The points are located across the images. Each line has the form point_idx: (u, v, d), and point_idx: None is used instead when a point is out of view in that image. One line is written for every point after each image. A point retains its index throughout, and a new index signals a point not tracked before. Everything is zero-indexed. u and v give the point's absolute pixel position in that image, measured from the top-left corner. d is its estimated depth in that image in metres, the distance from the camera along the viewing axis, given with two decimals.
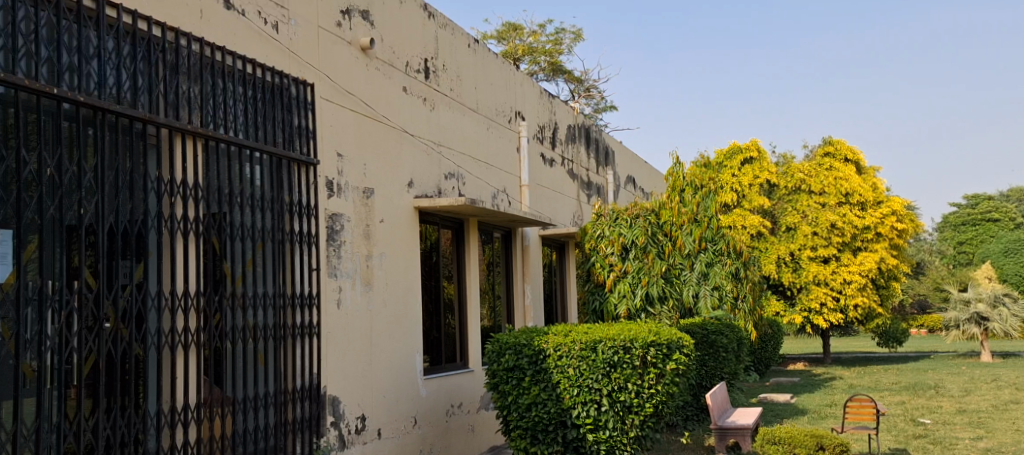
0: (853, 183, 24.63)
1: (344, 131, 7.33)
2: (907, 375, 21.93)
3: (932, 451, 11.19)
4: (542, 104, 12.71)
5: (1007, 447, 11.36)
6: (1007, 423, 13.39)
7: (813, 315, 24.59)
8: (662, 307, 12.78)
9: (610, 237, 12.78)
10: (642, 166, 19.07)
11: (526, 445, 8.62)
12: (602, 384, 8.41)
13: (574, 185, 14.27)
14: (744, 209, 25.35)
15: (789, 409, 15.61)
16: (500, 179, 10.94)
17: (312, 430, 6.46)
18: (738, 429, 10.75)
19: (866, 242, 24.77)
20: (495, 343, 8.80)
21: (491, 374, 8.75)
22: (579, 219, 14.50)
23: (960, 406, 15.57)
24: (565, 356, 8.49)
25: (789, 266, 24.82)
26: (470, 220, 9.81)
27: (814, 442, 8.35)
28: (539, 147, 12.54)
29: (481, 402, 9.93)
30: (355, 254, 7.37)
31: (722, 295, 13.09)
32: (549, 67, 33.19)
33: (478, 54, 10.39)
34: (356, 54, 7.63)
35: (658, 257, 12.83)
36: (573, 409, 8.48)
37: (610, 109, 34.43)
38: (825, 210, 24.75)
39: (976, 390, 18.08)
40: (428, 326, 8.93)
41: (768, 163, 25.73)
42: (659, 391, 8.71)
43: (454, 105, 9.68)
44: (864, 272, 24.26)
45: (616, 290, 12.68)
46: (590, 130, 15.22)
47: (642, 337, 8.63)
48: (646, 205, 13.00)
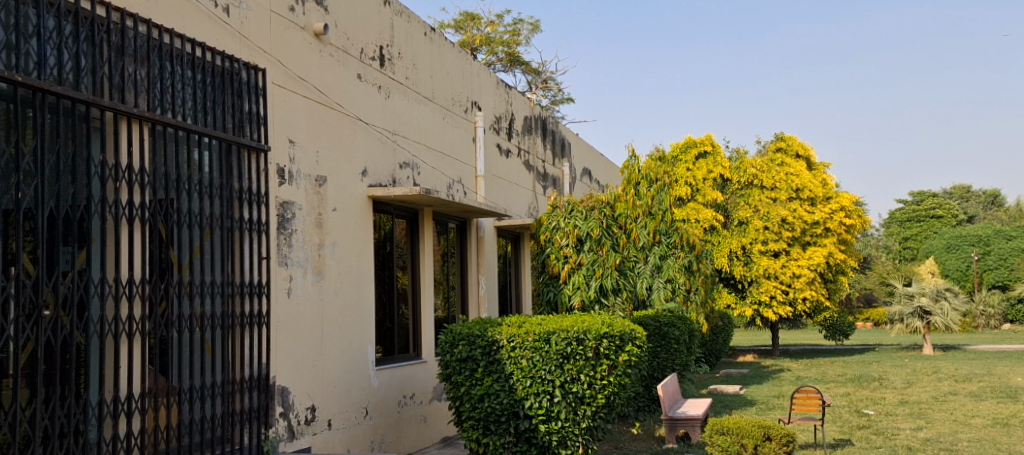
0: (804, 178, 25.19)
1: (297, 117, 7.23)
2: (853, 367, 22.43)
3: (875, 441, 11.45)
4: (499, 94, 12.66)
5: (945, 437, 11.69)
6: (946, 414, 13.77)
7: (762, 308, 24.98)
8: (616, 299, 12.90)
9: (565, 228, 12.78)
10: (598, 158, 19.13)
11: (478, 435, 8.64)
12: (555, 375, 8.45)
13: (529, 176, 14.26)
14: (697, 203, 25.48)
15: (738, 399, 15.88)
16: (456, 169, 10.89)
17: (261, 421, 6.37)
18: (687, 419, 10.89)
19: (815, 236, 25.36)
20: (447, 334, 8.76)
21: (444, 365, 8.74)
22: (535, 211, 14.50)
23: (902, 397, 15.97)
24: (518, 348, 8.50)
25: (740, 260, 25.12)
26: (426, 210, 9.76)
27: (762, 432, 8.49)
28: (495, 138, 12.49)
29: (433, 393, 9.90)
30: (306, 242, 7.28)
31: (674, 287, 13.19)
32: (507, 58, 33.13)
33: (434, 43, 10.32)
34: (309, 39, 7.51)
35: (612, 250, 12.92)
36: (526, 400, 8.49)
37: (567, 101, 34.52)
38: (776, 205, 25.11)
39: (918, 381, 18.58)
40: (381, 315, 8.87)
41: (721, 157, 25.87)
42: (611, 383, 8.75)
43: (410, 93, 9.60)
44: (813, 266, 24.77)
45: (570, 282, 12.73)
46: (547, 121, 15.22)
47: (596, 329, 8.65)
48: (601, 198, 13.12)
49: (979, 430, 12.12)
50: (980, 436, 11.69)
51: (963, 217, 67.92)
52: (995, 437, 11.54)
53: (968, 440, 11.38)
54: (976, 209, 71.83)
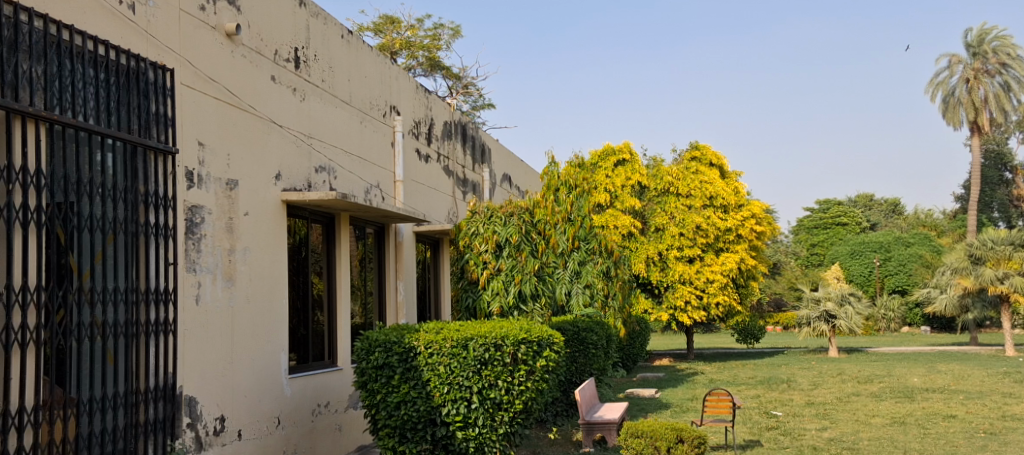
0: (717, 186, 25.74)
1: (207, 119, 7.03)
2: (763, 370, 23.08)
3: (783, 441, 11.78)
4: (418, 99, 12.58)
5: (848, 436, 12.12)
6: (849, 414, 14.27)
7: (678, 313, 25.48)
8: (535, 304, 12.96)
9: (484, 234, 12.81)
10: (518, 164, 19.18)
11: (394, 444, 8.48)
12: (473, 381, 8.46)
13: (449, 181, 14.20)
14: (616, 210, 25.82)
15: (654, 403, 16.14)
16: (374, 174, 10.77)
17: (165, 432, 6.15)
18: (604, 423, 11.02)
19: (728, 243, 25.95)
20: (363, 341, 8.54)
21: (359, 373, 8.49)
22: (454, 216, 14.46)
23: (809, 399, 16.49)
24: (436, 354, 8.44)
25: (657, 266, 25.57)
26: (342, 215, 9.61)
27: (675, 435, 8.65)
28: (414, 143, 12.41)
29: (349, 401, 9.75)
30: (216, 248, 7.08)
31: (593, 293, 13.43)
32: (427, 63, 32.98)
33: (352, 46, 10.19)
34: (220, 39, 7.32)
35: (531, 255, 13.02)
36: (443, 407, 8.46)
37: (488, 106, 34.57)
38: (691, 212, 25.62)
39: (824, 383, 19.23)
40: (295, 323, 8.68)
41: (639, 164, 26.35)
42: (529, 389, 8.81)
43: (326, 97, 9.46)
44: (726, 272, 25.38)
45: (489, 287, 12.74)
46: (467, 126, 15.18)
47: (514, 334, 8.72)
48: (519, 204, 13.28)
49: (878, 429, 12.60)
50: (880, 435, 12.16)
51: (866, 225, 70.63)
52: (893, 436, 12.03)
53: (869, 439, 11.83)
54: (879, 217, 74.85)
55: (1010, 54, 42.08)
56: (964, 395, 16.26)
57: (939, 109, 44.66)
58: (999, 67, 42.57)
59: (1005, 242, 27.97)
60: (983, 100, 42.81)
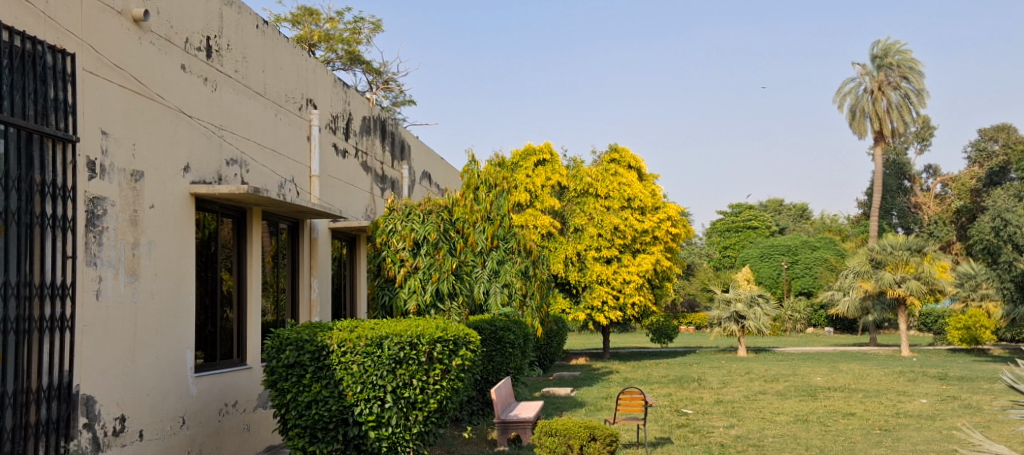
0: (635, 188, 26.14)
1: (110, 108, 6.75)
2: (675, 369, 23.55)
3: (692, 439, 12.02)
4: (335, 93, 12.36)
5: (753, 434, 12.46)
6: (756, 412, 14.69)
7: (595, 312, 25.79)
8: (452, 303, 12.93)
9: (402, 231, 12.66)
10: (437, 162, 19.05)
11: (304, 444, 8.29)
12: (387, 380, 8.36)
13: (367, 177, 14.01)
14: (535, 209, 25.89)
15: (569, 402, 16.23)
16: (288, 168, 10.53)
17: (59, 433, 5.88)
18: (519, 422, 11.07)
19: (644, 244, 26.45)
20: (274, 339, 8.34)
21: (269, 372, 8.29)
22: (371, 213, 14.26)
23: (718, 396, 16.95)
24: (349, 353, 8.30)
25: (575, 266, 25.78)
26: (254, 209, 9.35)
27: (587, 433, 8.73)
28: (331, 137, 12.20)
29: (257, 401, 9.50)
30: (119, 241, 6.80)
31: (510, 292, 13.66)
32: (347, 56, 32.55)
33: (267, 36, 9.93)
34: (126, 25, 7.04)
35: (449, 254, 12.96)
36: (355, 407, 8.35)
37: (408, 103, 34.30)
38: (609, 213, 25.93)
39: (733, 382, 19.77)
40: (202, 320, 8.42)
41: (559, 165, 26.55)
42: (443, 388, 8.78)
43: (239, 88, 9.20)
44: (641, 272, 25.85)
45: (406, 285, 12.58)
46: (386, 122, 15.00)
47: (429, 333, 8.63)
48: (439, 202, 13.15)
49: (782, 427, 12.98)
50: (784, 432, 12.55)
51: (774, 229, 72.86)
52: (796, 432, 12.42)
53: (773, 436, 12.18)
54: (787, 222, 77.32)
55: (911, 68, 44.28)
56: (863, 394, 16.93)
57: (845, 119, 45.99)
58: (900, 80, 44.50)
59: (903, 247, 29.09)
60: (886, 110, 44.59)
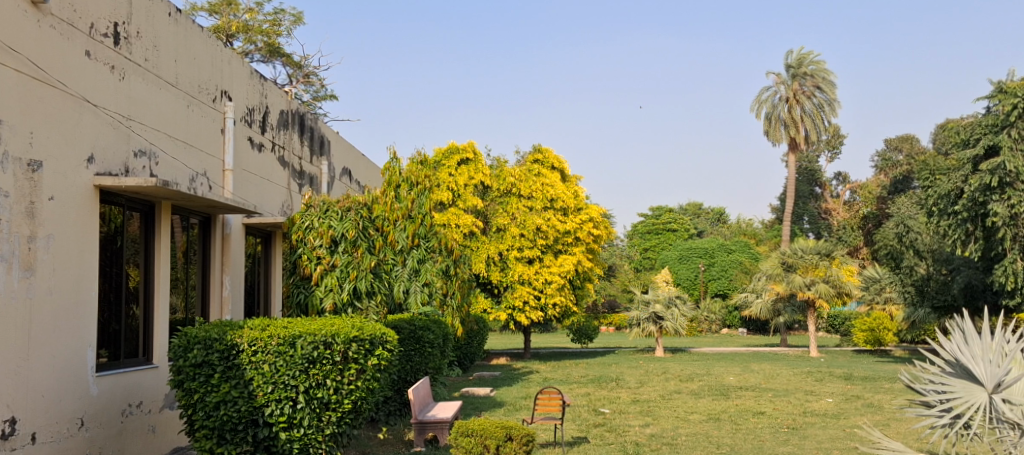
0: (558, 190, 26.37)
1: (5, 93, 6.44)
2: (594, 369, 23.74)
3: (608, 438, 12.15)
4: (252, 85, 12.05)
5: (668, 432, 12.68)
6: (670, 411, 14.96)
7: (516, 312, 25.84)
8: (370, 301, 12.75)
9: (319, 228, 12.39)
10: (358, 159, 18.79)
11: (211, 445, 8.06)
12: (300, 380, 8.20)
13: (283, 172, 13.69)
14: (458, 209, 25.73)
15: (488, 402, 16.20)
16: (200, 161, 10.20)
17: None
18: (436, 422, 10.98)
19: (566, 245, 26.66)
20: (180, 337, 8.02)
21: (175, 371, 7.98)
22: (288, 209, 13.95)
23: (634, 396, 17.15)
24: (261, 352, 8.10)
25: (497, 266, 25.77)
26: (163, 203, 9.04)
27: (504, 433, 8.72)
28: (246, 131, 11.90)
29: (164, 401, 9.18)
30: (13, 234, 6.49)
31: (431, 291, 13.57)
32: (266, 48, 31.93)
33: (180, 24, 9.61)
34: (25, 8, 6.73)
35: (368, 252, 12.80)
36: (266, 407, 8.14)
37: (330, 97, 33.79)
38: (532, 214, 25.99)
39: (650, 381, 20.11)
40: (105, 317, 8.09)
41: (482, 164, 26.44)
42: (358, 388, 8.64)
43: (149, 77, 8.88)
44: (563, 273, 26.02)
45: (322, 284, 12.36)
46: (304, 116, 14.69)
47: (344, 333, 8.50)
48: (358, 198, 12.97)
49: (696, 425, 13.24)
50: (696, 430, 12.79)
51: (693, 231, 74.40)
52: (708, 431, 12.69)
53: (687, 435, 12.41)
54: (705, 225, 79.06)
55: (825, 78, 45.65)
56: (772, 393, 17.41)
57: (761, 125, 47.25)
58: (814, 89, 45.88)
59: (813, 250, 30.04)
60: (799, 118, 46.00)
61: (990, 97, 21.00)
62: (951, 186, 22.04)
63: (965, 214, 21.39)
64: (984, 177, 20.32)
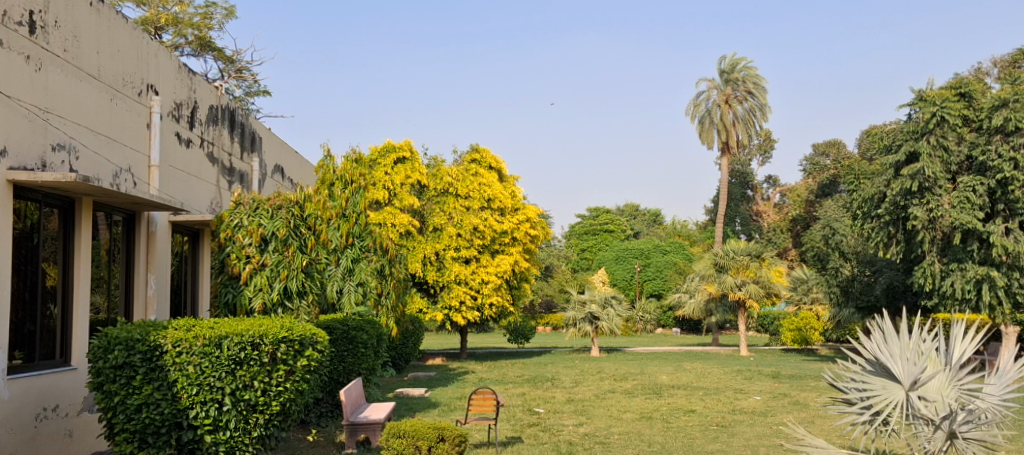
0: (495, 189, 26.34)
1: None
2: (530, 369, 23.79)
3: (542, 437, 12.19)
4: (180, 79, 11.75)
5: (601, 431, 12.78)
6: (604, 410, 15.08)
7: (452, 312, 25.76)
8: (301, 301, 12.55)
9: (248, 227, 12.11)
10: (291, 156, 18.47)
11: (132, 450, 7.78)
12: (226, 382, 8.01)
13: (212, 169, 13.37)
14: (394, 208, 25.54)
15: (422, 402, 16.13)
16: (124, 156, 9.90)
17: None
18: (368, 423, 10.87)
19: (503, 245, 26.67)
20: (101, 338, 7.74)
21: (95, 373, 7.69)
22: (217, 207, 13.62)
23: (569, 395, 17.24)
24: (186, 353, 7.87)
25: (433, 266, 25.64)
26: (84, 200, 8.75)
27: (436, 434, 8.68)
28: (174, 126, 11.58)
29: (82, 404, 8.88)
30: None
31: (365, 291, 13.56)
32: (197, 42, 31.24)
33: (102, 15, 9.32)
34: None
35: (299, 251, 12.62)
36: (191, 410, 7.92)
37: (263, 93, 33.22)
38: (469, 213, 25.93)
39: (585, 381, 20.25)
40: (20, 317, 7.80)
41: (418, 163, 26.24)
42: (287, 389, 8.54)
43: (69, 69, 8.58)
44: (499, 273, 26.05)
45: (252, 283, 12.10)
46: (235, 112, 14.38)
47: (273, 333, 8.37)
48: (289, 196, 12.72)
49: (628, 424, 13.40)
50: (629, 429, 12.92)
51: (629, 233, 75.29)
52: (640, 430, 12.82)
53: (619, 433, 12.53)
54: (641, 226, 80.10)
55: (755, 83, 46.70)
56: (704, 391, 17.71)
57: (694, 129, 47.98)
58: (745, 94, 46.83)
59: (744, 252, 30.53)
60: (731, 123, 46.86)
61: (911, 104, 21.67)
62: (874, 190, 22.75)
63: (888, 217, 22.13)
64: (905, 182, 21.00)
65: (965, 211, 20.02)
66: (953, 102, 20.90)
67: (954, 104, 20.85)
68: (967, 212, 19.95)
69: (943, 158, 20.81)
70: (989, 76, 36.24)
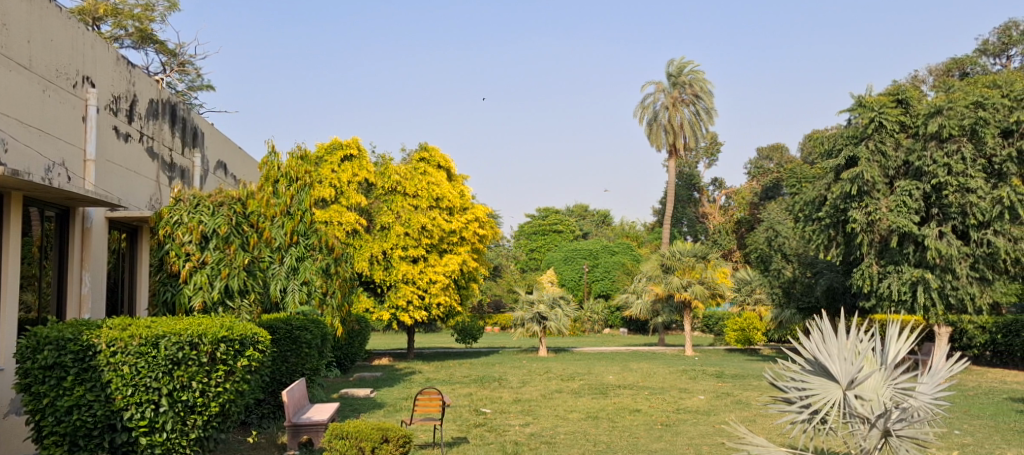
0: (444, 188, 26.20)
1: None
2: (477, 369, 23.73)
3: (488, 438, 12.14)
4: (118, 72, 11.44)
5: (547, 431, 12.78)
6: (550, 410, 15.08)
7: (399, 312, 25.57)
8: (243, 300, 12.31)
9: (189, 223, 11.86)
10: (234, 152, 18.11)
11: (62, 453, 7.53)
12: (162, 382, 7.80)
13: (152, 165, 13.05)
14: (341, 206, 25.30)
15: (367, 403, 15.97)
16: (58, 150, 9.60)
17: None
18: (311, 424, 10.70)
19: (451, 245, 26.55)
20: (29, 337, 7.46)
21: (22, 374, 7.42)
22: (156, 203, 13.29)
23: (516, 395, 17.23)
24: (121, 353, 7.65)
25: (380, 264, 25.43)
26: (13, 194, 8.49)
27: (380, 435, 8.57)
28: (111, 120, 11.27)
29: (9, 406, 8.60)
30: None
31: (310, 290, 13.43)
32: (137, 34, 30.51)
33: (34, 4, 9.03)
34: None
35: (241, 248, 12.38)
36: (125, 411, 7.69)
37: (206, 88, 32.60)
38: (416, 212, 25.75)
39: (532, 381, 20.25)
40: None
41: (366, 161, 25.94)
42: (227, 390, 8.36)
43: None
44: (447, 273, 25.93)
45: (191, 282, 11.84)
46: (175, 107, 14.05)
47: (213, 333, 8.18)
48: (231, 193, 12.48)
49: (574, 423, 13.43)
50: (575, 429, 12.94)
51: (578, 233, 75.70)
52: (585, 429, 12.85)
53: (565, 433, 12.54)
54: (590, 227, 80.56)
55: (702, 87, 47.16)
56: (649, 391, 17.84)
57: (643, 131, 48.37)
58: (693, 98, 47.39)
59: (690, 253, 30.82)
60: (679, 125, 47.38)
61: (851, 109, 22.13)
62: (816, 193, 23.20)
63: (828, 220, 22.61)
64: (845, 186, 21.44)
65: (902, 214, 20.54)
66: (890, 108, 21.52)
67: (892, 110, 21.46)
68: (904, 216, 20.47)
69: (881, 163, 21.25)
70: (925, 84, 37.26)
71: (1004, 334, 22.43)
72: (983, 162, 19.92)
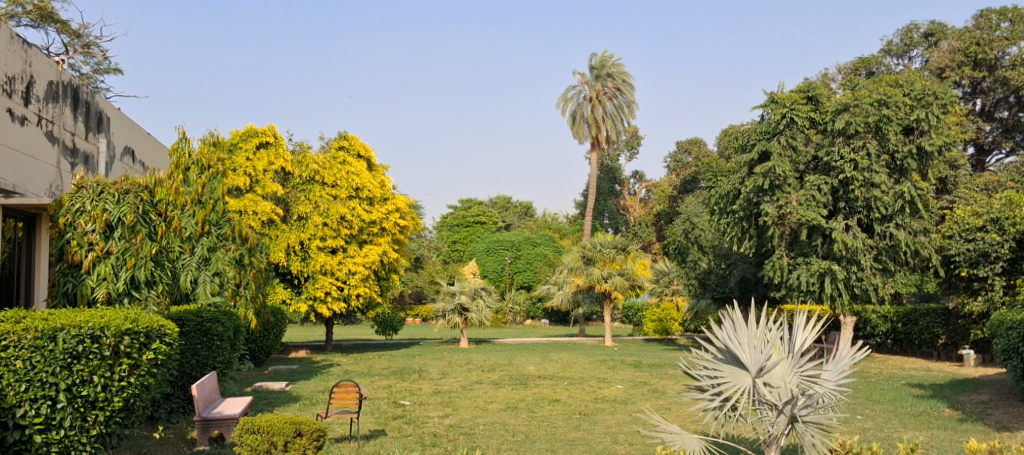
0: (363, 178, 25.86)
1: None
2: (396, 361, 23.48)
3: (406, 430, 12.01)
4: (13, 51, 10.90)
5: (465, 422, 12.72)
6: (469, 401, 15.03)
7: (317, 303, 25.10)
8: (149, 291, 11.93)
9: (91, 212, 11.32)
10: (142, 138, 17.44)
11: None
12: (60, 377, 7.45)
13: (52, 150, 12.44)
14: (256, 195, 24.68)
15: (282, 396, 15.63)
16: None
17: None
18: (223, 419, 10.41)
19: (371, 235, 26.24)
20: None
21: None
22: (57, 190, 12.67)
23: (435, 387, 17.10)
24: (14, 348, 7.21)
25: (298, 255, 24.94)
26: None
27: (293, 429, 8.38)
28: (5, 101, 10.68)
29: None
30: None
31: (222, 281, 13.21)
32: (36, 12, 29.11)
33: None
34: None
35: (147, 238, 11.96)
36: (18, 408, 7.21)
37: (114, 70, 31.40)
38: (336, 202, 25.30)
39: (451, 372, 20.14)
40: None
41: (283, 149, 25.32)
42: (130, 384, 8.12)
43: None
44: (367, 264, 25.61)
45: (94, 272, 11.35)
46: (79, 90, 13.47)
47: (116, 325, 7.92)
48: (138, 181, 12.01)
49: (493, 414, 13.39)
50: (493, 419, 12.93)
51: (501, 225, 75.74)
52: (505, 420, 12.86)
53: (483, 424, 12.51)
54: (512, 219, 80.68)
55: (624, 81, 47.94)
56: (568, 381, 17.96)
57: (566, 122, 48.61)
58: (614, 91, 47.98)
59: (610, 245, 31.24)
60: (602, 117, 47.84)
61: (764, 105, 22.65)
62: (730, 187, 23.75)
63: (742, 213, 23.12)
64: (758, 180, 21.90)
65: (811, 208, 21.14)
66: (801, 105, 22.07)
67: (802, 106, 21.96)
68: (813, 209, 21.11)
69: (792, 157, 21.89)
70: (834, 82, 38.47)
71: (904, 323, 23.30)
72: (886, 158, 20.65)
